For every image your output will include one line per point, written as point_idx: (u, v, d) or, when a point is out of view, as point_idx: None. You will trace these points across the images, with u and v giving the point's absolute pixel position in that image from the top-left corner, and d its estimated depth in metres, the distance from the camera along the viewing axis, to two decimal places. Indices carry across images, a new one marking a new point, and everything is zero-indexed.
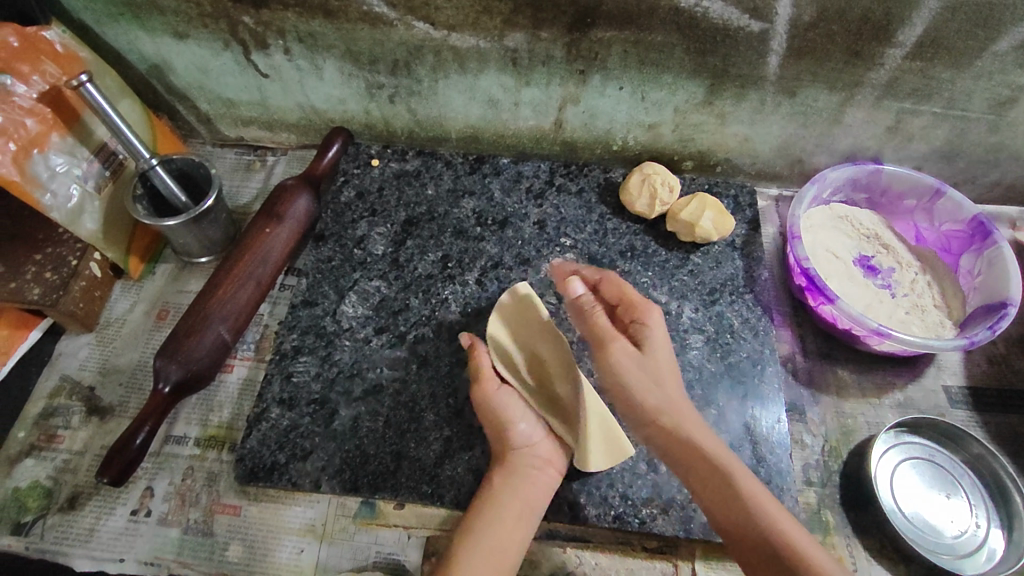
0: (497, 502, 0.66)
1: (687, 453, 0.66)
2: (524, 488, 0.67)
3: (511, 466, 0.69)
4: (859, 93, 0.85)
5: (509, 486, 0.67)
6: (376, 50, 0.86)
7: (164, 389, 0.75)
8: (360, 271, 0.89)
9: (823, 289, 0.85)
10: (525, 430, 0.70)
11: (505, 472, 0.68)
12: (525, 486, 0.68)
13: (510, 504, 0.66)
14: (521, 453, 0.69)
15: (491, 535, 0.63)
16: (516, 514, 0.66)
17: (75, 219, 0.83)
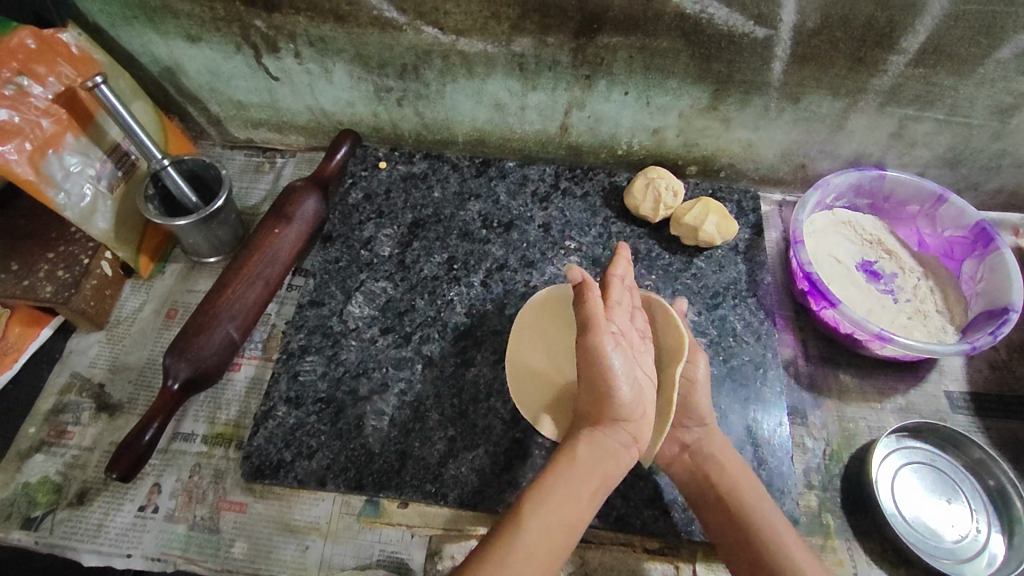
0: (571, 474, 0.60)
1: (727, 493, 0.68)
2: (598, 464, 0.62)
3: (595, 437, 0.63)
4: (862, 100, 0.86)
5: (584, 458, 0.62)
6: (385, 54, 0.87)
7: (174, 386, 0.76)
8: (367, 271, 0.90)
9: (825, 293, 0.86)
10: (625, 399, 0.62)
11: (584, 442, 0.63)
12: (601, 460, 0.62)
13: (579, 479, 0.61)
14: (610, 424, 0.63)
15: (554, 511, 0.58)
16: (584, 492, 0.60)
17: (87, 218, 0.85)
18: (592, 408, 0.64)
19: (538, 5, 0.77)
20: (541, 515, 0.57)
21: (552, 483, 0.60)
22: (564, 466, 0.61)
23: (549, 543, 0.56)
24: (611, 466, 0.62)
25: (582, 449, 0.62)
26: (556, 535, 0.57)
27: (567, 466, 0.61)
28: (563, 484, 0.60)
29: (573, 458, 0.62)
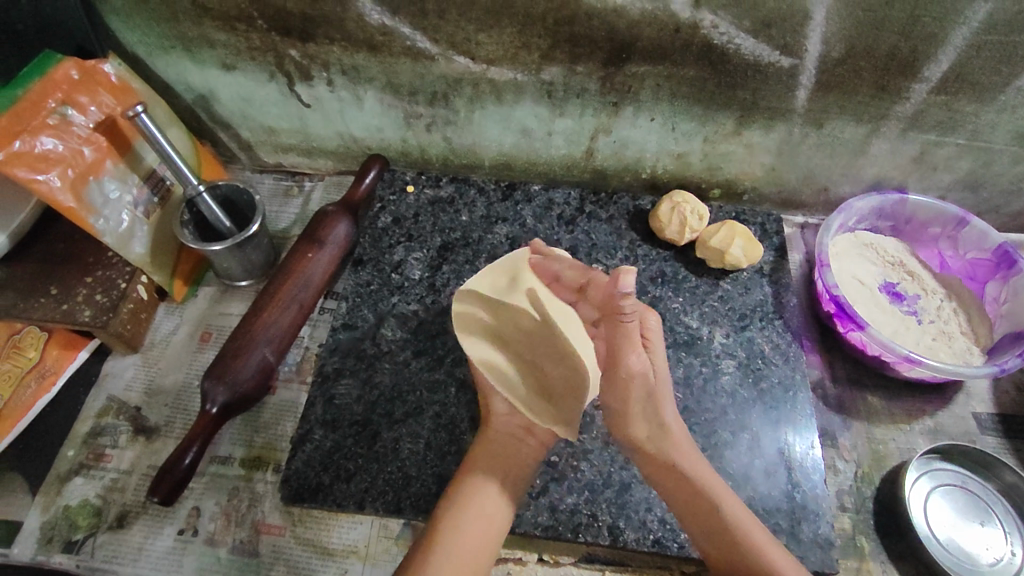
0: (478, 488, 0.68)
1: (693, 500, 0.67)
2: (491, 493, 0.68)
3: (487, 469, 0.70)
4: (885, 126, 0.88)
5: (477, 489, 0.68)
6: (417, 83, 0.89)
7: (212, 410, 0.77)
8: (398, 294, 0.91)
9: (853, 315, 0.88)
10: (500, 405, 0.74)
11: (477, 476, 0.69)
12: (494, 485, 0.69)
13: (475, 510, 0.66)
14: (500, 424, 0.74)
15: (461, 538, 0.64)
16: (483, 523, 0.66)
17: (125, 243, 0.86)
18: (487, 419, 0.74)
19: (569, 35, 0.79)
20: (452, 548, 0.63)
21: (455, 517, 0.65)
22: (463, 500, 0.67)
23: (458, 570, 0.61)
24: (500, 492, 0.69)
25: (479, 486, 0.68)
26: (466, 558, 0.63)
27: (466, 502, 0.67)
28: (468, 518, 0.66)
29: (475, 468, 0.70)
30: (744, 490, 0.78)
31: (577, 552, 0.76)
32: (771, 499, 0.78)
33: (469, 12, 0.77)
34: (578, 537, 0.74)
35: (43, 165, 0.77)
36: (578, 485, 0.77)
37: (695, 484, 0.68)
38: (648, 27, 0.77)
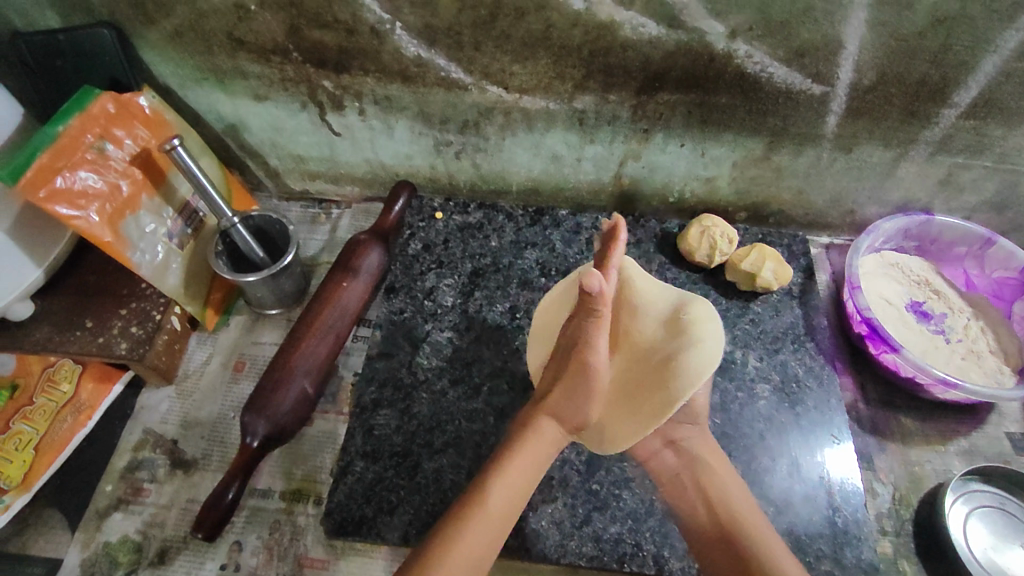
0: (527, 452, 0.70)
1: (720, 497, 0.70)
2: (545, 452, 0.72)
3: (552, 424, 0.72)
4: (913, 149, 0.89)
5: (537, 443, 0.71)
6: (449, 112, 0.89)
7: (252, 443, 0.77)
8: (432, 322, 0.92)
9: (886, 337, 0.88)
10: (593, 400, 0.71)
11: (540, 428, 0.72)
12: (550, 440, 0.72)
13: (528, 467, 0.69)
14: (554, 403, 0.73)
15: (505, 501, 0.67)
16: (529, 480, 0.69)
17: (160, 275, 0.86)
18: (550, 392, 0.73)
19: (603, 66, 0.80)
20: (489, 511, 0.65)
21: (508, 476, 0.68)
22: (517, 453, 0.70)
23: (491, 537, 0.64)
24: (550, 452, 0.72)
25: (539, 439, 0.71)
26: (501, 523, 0.66)
27: (520, 458, 0.69)
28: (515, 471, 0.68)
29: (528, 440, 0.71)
30: (785, 516, 0.79)
31: None
32: (814, 524, 0.79)
33: (505, 45, 0.78)
34: (623, 567, 0.74)
35: (81, 201, 0.77)
36: (620, 514, 0.78)
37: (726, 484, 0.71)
38: (683, 57, 0.78)
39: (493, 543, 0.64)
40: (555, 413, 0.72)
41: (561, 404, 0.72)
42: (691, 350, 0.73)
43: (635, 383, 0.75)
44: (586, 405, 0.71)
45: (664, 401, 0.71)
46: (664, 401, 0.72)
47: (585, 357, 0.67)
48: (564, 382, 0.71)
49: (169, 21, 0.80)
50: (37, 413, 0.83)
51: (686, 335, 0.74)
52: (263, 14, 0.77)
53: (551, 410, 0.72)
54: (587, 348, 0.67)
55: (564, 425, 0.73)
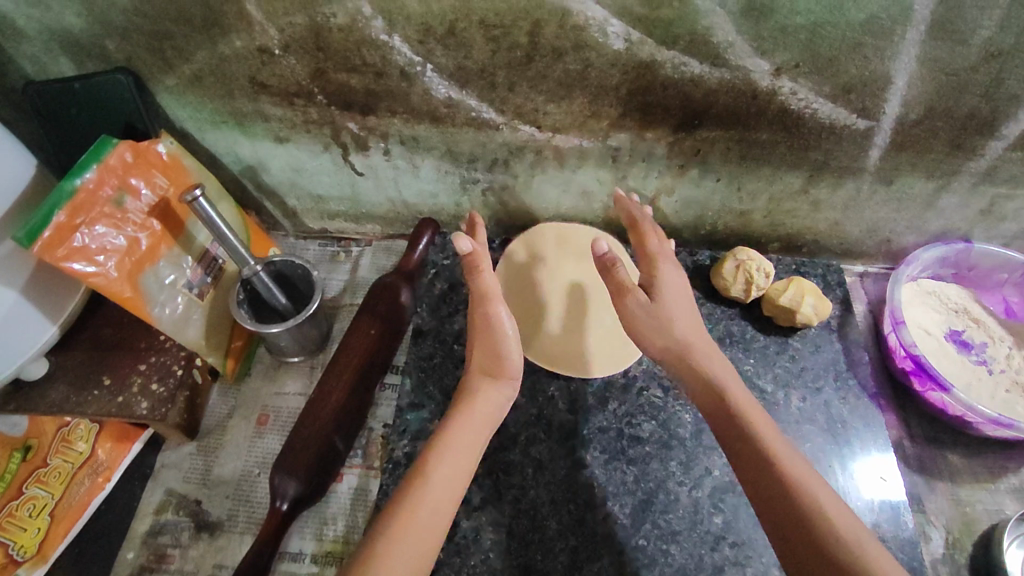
0: (461, 421, 0.71)
1: (713, 406, 0.72)
2: (489, 411, 0.74)
3: (485, 384, 0.75)
4: (956, 180, 0.86)
5: (475, 405, 0.73)
6: (478, 151, 0.88)
7: (282, 507, 0.74)
8: (463, 367, 0.89)
9: (934, 376, 0.85)
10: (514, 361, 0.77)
11: (471, 390, 0.75)
12: (489, 400, 0.74)
13: (473, 428, 0.71)
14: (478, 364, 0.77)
15: (456, 459, 0.68)
16: (471, 449, 0.70)
17: (181, 328, 0.83)
18: (486, 364, 0.76)
19: (641, 104, 0.79)
20: (439, 472, 0.66)
21: (449, 438, 0.69)
22: (455, 420, 0.71)
23: (448, 495, 0.65)
24: (492, 411, 0.74)
25: (476, 401, 0.74)
26: (456, 482, 0.67)
27: (463, 420, 0.71)
28: (454, 440, 0.69)
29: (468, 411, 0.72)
30: None
31: None
32: None
33: (540, 85, 0.77)
34: None
35: (99, 255, 0.74)
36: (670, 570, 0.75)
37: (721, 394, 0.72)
38: (725, 94, 0.77)
39: (451, 499, 0.66)
40: (485, 372, 0.76)
41: (486, 364, 0.76)
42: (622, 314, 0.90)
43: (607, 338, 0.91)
44: (515, 351, 0.77)
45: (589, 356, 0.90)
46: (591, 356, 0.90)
47: (485, 314, 0.76)
48: (481, 344, 0.77)
49: (188, 66, 0.79)
50: (51, 477, 0.79)
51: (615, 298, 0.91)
52: (287, 58, 0.77)
53: (479, 373, 0.76)
54: (483, 309, 0.76)
55: (496, 385, 0.76)
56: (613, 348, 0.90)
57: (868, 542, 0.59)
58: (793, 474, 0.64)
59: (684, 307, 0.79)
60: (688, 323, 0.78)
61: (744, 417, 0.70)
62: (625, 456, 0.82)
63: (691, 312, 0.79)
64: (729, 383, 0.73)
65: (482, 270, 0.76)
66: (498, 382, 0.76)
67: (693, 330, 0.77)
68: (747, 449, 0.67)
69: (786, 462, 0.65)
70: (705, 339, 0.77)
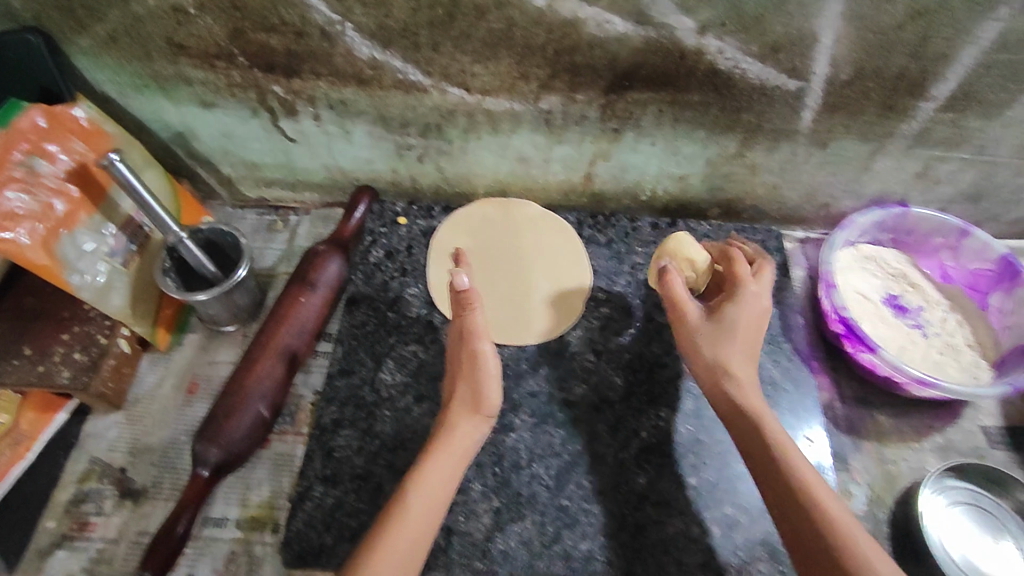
0: (445, 453, 0.70)
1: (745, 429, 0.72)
2: (464, 447, 0.71)
3: (464, 418, 0.72)
4: (890, 143, 0.86)
5: (452, 441, 0.71)
6: (408, 115, 0.86)
7: (204, 473, 0.75)
8: (396, 335, 0.88)
9: (863, 338, 0.86)
10: (494, 400, 0.74)
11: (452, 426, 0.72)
12: (468, 436, 0.71)
13: (447, 464, 0.69)
14: (460, 398, 0.74)
15: (431, 496, 0.66)
16: (450, 481, 0.69)
17: (104, 297, 0.82)
18: (466, 399, 0.73)
19: (570, 65, 0.77)
20: (411, 505, 0.65)
21: (425, 472, 0.68)
22: (430, 460, 0.69)
23: (420, 531, 0.64)
24: (468, 449, 0.71)
25: (453, 436, 0.71)
26: (428, 518, 0.65)
27: (438, 457, 0.69)
28: (432, 471, 0.68)
29: (448, 442, 0.71)
30: (760, 525, 0.77)
31: None
32: None
33: (465, 45, 0.75)
34: None
35: (11, 223, 0.72)
36: (591, 530, 0.76)
37: (761, 433, 0.70)
38: (653, 54, 0.75)
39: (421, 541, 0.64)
40: (467, 408, 0.73)
41: (469, 401, 0.73)
42: (548, 292, 0.93)
43: (530, 310, 0.92)
44: (495, 386, 0.74)
45: (509, 325, 0.90)
46: (510, 325, 0.90)
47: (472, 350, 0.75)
48: (463, 382, 0.74)
49: (103, 26, 0.77)
50: None
51: (548, 278, 0.94)
52: (203, 18, 0.75)
53: (459, 408, 0.73)
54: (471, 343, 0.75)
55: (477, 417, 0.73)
56: (532, 319, 0.91)
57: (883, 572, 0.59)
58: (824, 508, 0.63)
59: (750, 341, 0.75)
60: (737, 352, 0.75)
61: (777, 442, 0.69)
62: (553, 419, 0.83)
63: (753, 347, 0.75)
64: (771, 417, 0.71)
65: (473, 308, 0.76)
66: (476, 416, 0.73)
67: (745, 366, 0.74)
68: (780, 488, 0.66)
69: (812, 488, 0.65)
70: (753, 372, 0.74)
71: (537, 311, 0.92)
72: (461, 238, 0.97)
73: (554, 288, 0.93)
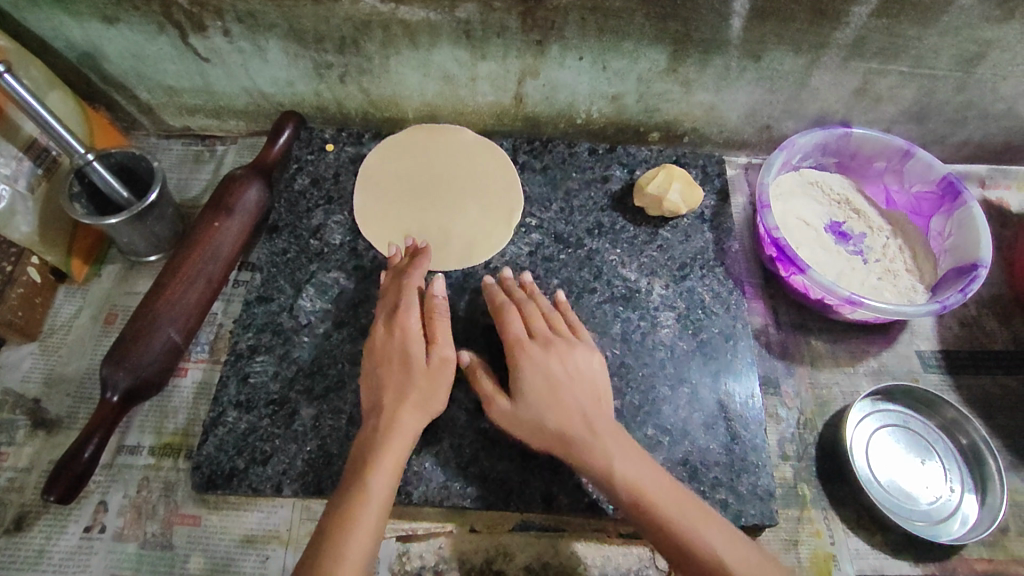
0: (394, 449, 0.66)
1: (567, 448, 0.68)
2: (403, 446, 0.67)
3: (412, 416, 0.69)
4: (825, 55, 0.83)
5: (398, 441, 0.67)
6: (321, 28, 0.81)
7: (113, 398, 0.73)
8: (317, 262, 0.86)
9: (794, 259, 0.84)
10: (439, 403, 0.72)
11: (399, 423, 0.68)
12: (410, 433, 0.68)
13: (393, 464, 0.66)
14: (415, 393, 0.70)
15: (382, 496, 0.63)
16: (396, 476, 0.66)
17: (7, 222, 0.78)
18: (419, 394, 0.70)
19: None
20: (372, 510, 0.62)
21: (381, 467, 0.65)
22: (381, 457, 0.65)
23: (374, 534, 0.61)
24: (408, 447, 0.68)
25: (400, 430, 0.67)
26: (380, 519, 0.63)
27: (385, 459, 0.65)
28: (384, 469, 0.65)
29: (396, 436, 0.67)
30: (681, 445, 0.76)
31: (510, 520, 0.75)
32: (711, 453, 0.76)
33: None
34: (508, 505, 0.72)
35: None
36: (509, 452, 0.75)
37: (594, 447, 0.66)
38: None
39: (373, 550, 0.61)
40: (417, 407, 0.69)
41: (419, 403, 0.69)
42: (478, 217, 0.89)
43: (458, 236, 0.87)
44: (442, 391, 0.72)
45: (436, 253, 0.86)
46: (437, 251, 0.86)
47: (439, 359, 0.72)
48: (416, 382, 0.70)
49: None
50: None
51: (478, 203, 0.90)
52: None
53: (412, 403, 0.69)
54: (439, 350, 0.72)
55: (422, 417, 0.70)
56: (461, 245, 0.87)
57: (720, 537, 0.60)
58: (664, 514, 0.61)
59: (569, 380, 0.71)
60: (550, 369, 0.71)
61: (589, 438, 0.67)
62: (475, 343, 0.81)
63: (587, 387, 0.71)
64: (607, 437, 0.67)
65: (443, 318, 0.75)
66: (420, 412, 0.70)
67: (564, 407, 0.69)
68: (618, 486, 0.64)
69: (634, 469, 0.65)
70: (581, 403, 0.69)
71: (465, 235, 0.87)
72: (386, 165, 0.92)
73: (484, 213, 0.89)
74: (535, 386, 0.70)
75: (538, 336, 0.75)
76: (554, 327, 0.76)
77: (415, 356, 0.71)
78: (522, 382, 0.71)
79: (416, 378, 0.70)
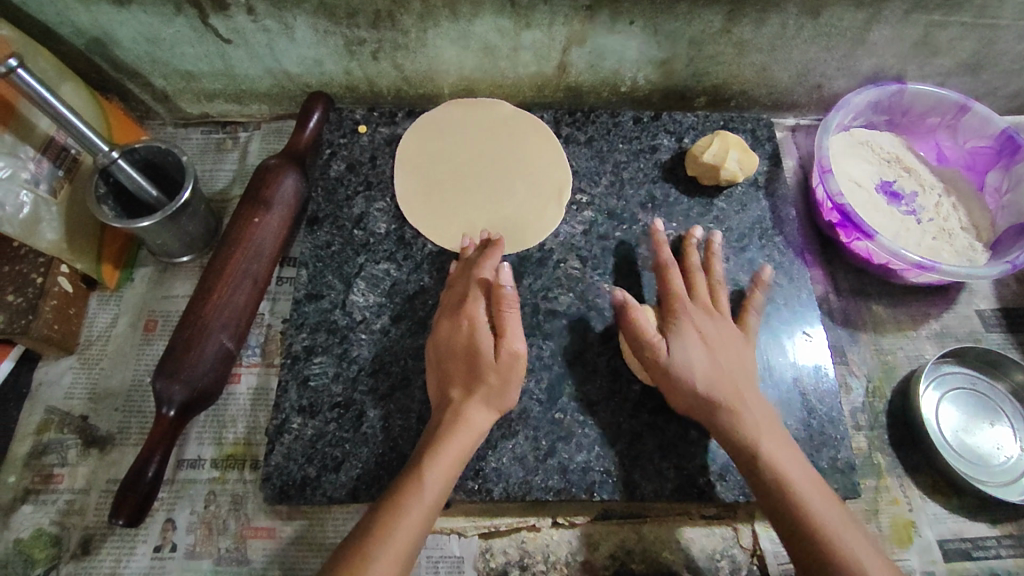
0: (456, 443, 0.64)
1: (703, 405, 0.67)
2: (467, 442, 0.65)
3: (479, 411, 0.66)
4: (887, 8, 0.79)
5: (461, 434, 0.65)
6: (355, 2, 0.75)
7: (169, 413, 0.69)
8: (365, 253, 0.81)
9: (859, 225, 0.81)
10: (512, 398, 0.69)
11: (465, 417, 0.65)
12: (478, 429, 0.66)
13: (450, 460, 0.63)
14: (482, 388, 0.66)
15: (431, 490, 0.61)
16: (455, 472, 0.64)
17: (32, 230, 0.73)
18: (485, 389, 0.67)
19: None
20: (419, 505, 0.60)
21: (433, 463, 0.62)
22: (439, 450, 0.63)
23: (420, 525, 0.60)
24: (473, 441, 0.65)
25: (464, 427, 0.65)
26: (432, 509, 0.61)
27: (442, 452, 0.63)
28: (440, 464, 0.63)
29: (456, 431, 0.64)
30: None
31: (591, 510, 0.74)
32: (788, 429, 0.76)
33: None
34: (591, 495, 0.71)
35: None
36: (586, 441, 0.73)
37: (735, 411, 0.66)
38: None
39: (413, 550, 0.59)
40: (483, 402, 0.66)
41: (486, 395, 0.67)
42: (528, 196, 0.84)
43: (511, 217, 0.83)
44: (514, 384, 0.68)
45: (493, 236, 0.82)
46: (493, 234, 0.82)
47: (508, 352, 0.68)
48: (486, 373, 0.67)
49: None
50: None
51: (526, 181, 0.85)
52: None
53: (477, 398, 0.66)
54: (506, 344, 0.68)
55: (489, 412, 0.67)
56: (514, 227, 0.83)
57: (843, 531, 0.59)
58: (803, 490, 0.61)
59: (723, 347, 0.70)
60: (707, 333, 0.70)
61: (728, 396, 0.66)
62: (540, 331, 0.78)
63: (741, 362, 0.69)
64: (751, 408, 0.66)
65: (509, 309, 0.70)
66: (488, 406, 0.67)
67: (712, 368, 0.68)
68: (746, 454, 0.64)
69: (772, 445, 0.64)
70: (735, 373, 0.68)
71: (518, 216, 0.83)
72: (427, 145, 0.87)
73: (534, 192, 0.85)
74: (692, 343, 0.69)
75: (698, 300, 0.73)
76: (715, 298, 0.75)
77: (480, 345, 0.68)
78: (681, 333, 0.69)
79: (481, 371, 0.67)
